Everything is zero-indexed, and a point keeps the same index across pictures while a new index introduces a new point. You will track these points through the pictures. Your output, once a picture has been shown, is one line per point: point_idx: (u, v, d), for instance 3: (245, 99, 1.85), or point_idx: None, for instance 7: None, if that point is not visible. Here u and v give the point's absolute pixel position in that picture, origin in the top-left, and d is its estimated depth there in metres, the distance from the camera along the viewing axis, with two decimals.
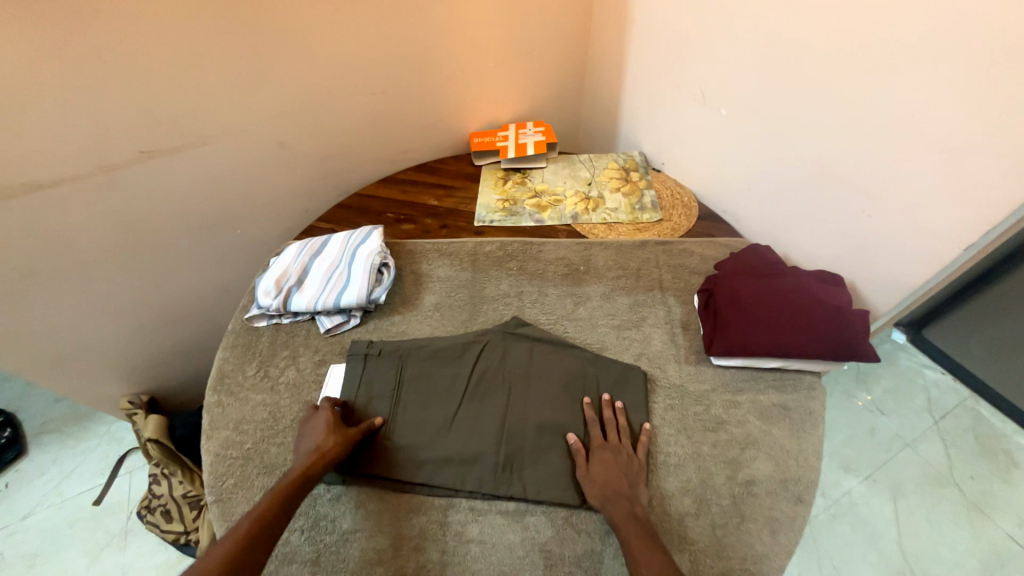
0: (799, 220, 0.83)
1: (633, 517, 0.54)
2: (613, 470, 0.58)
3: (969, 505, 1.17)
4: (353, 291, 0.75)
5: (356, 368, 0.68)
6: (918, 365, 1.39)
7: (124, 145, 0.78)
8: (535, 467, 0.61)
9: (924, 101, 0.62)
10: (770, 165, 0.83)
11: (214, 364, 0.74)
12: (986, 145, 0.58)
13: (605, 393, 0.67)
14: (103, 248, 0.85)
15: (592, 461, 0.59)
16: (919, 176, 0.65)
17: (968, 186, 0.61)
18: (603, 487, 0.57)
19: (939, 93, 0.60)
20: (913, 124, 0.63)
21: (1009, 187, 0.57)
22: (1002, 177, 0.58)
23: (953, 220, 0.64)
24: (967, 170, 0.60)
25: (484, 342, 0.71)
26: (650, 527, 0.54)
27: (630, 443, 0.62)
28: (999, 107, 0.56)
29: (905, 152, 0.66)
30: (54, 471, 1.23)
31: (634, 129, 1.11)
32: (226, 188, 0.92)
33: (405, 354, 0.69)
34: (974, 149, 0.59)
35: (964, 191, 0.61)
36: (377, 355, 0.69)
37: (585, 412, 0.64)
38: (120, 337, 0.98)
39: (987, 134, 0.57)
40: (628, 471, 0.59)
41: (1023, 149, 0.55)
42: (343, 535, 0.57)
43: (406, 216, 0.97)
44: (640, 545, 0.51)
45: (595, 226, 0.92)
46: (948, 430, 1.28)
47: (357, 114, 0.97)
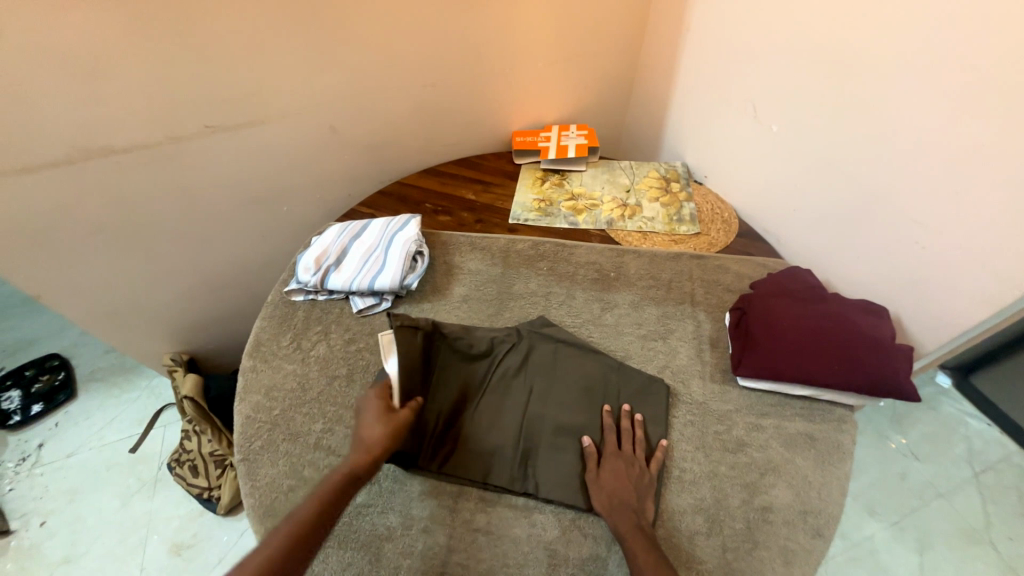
0: (845, 247, 0.80)
1: (639, 529, 0.54)
2: (626, 480, 0.58)
3: (1006, 568, 1.09)
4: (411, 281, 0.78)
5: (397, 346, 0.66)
6: (962, 413, 1.31)
7: (192, 119, 0.83)
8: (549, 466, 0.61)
9: (994, 133, 0.58)
10: (820, 187, 0.80)
11: (252, 331, 0.78)
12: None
13: (626, 403, 0.66)
14: (164, 213, 0.91)
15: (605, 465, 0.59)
16: (982, 211, 0.62)
17: None
18: (611, 496, 0.57)
19: (1013, 126, 0.57)
20: (980, 156, 0.60)
21: None
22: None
23: (1015, 261, 0.60)
24: None
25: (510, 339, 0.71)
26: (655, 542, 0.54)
27: (643, 457, 0.61)
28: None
29: (967, 186, 0.62)
30: (97, 416, 1.32)
31: (679, 140, 1.09)
32: (278, 167, 0.96)
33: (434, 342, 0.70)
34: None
35: None
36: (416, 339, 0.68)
37: (603, 418, 0.64)
38: (169, 298, 1.04)
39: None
40: (638, 484, 0.58)
41: None
42: (356, 508, 0.59)
43: (443, 208, 0.99)
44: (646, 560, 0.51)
45: (630, 234, 0.92)
46: (989, 485, 1.20)
47: (407, 106, 1.00)
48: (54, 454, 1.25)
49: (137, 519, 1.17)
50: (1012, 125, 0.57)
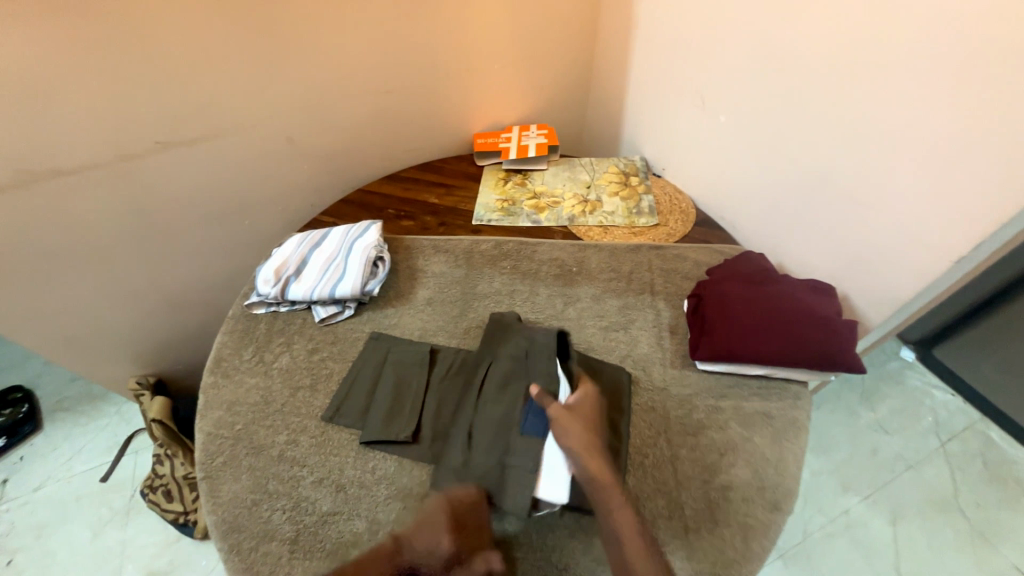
0: (794, 230, 0.83)
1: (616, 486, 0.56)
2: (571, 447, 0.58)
3: (973, 531, 1.14)
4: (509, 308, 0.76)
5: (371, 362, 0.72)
6: (925, 385, 1.36)
7: (143, 136, 0.82)
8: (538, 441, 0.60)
9: (921, 114, 0.62)
10: (767, 174, 0.84)
11: (213, 347, 0.77)
12: (982, 161, 0.58)
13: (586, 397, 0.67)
14: (120, 234, 0.89)
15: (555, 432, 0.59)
16: (916, 189, 0.65)
17: (960, 200, 0.61)
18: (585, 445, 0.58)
19: (937, 106, 0.60)
20: (913, 137, 0.63)
21: (995, 203, 0.58)
22: (999, 192, 0.57)
23: (944, 235, 0.63)
24: (958, 183, 0.60)
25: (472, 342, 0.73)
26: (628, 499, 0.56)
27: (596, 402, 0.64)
28: (995, 122, 0.55)
29: (902, 165, 0.65)
30: (65, 447, 1.28)
31: (636, 135, 1.11)
32: (237, 180, 0.95)
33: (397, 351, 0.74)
34: (971, 164, 0.59)
35: (954, 204, 0.61)
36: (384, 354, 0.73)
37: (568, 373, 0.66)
38: (131, 320, 1.01)
39: (985, 148, 0.57)
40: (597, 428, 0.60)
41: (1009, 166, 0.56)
42: (322, 517, 0.59)
43: (406, 212, 0.99)
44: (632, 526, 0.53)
45: (592, 228, 0.93)
46: (954, 453, 1.25)
47: (364, 113, 1.00)
48: (20, 490, 1.21)
49: (111, 550, 1.14)
50: (937, 106, 0.60)
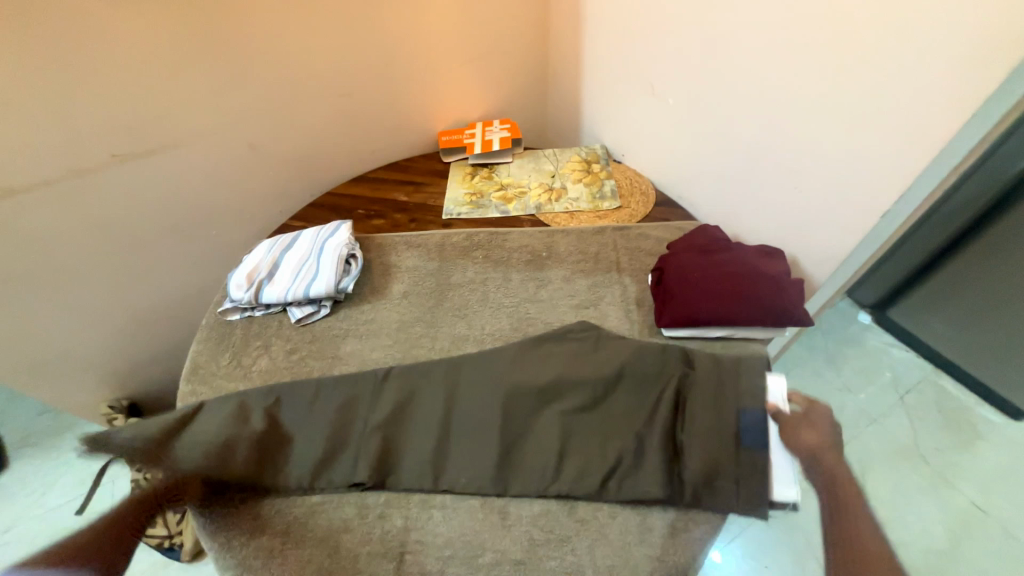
0: (744, 201, 0.88)
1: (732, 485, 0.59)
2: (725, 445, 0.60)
3: (936, 476, 1.24)
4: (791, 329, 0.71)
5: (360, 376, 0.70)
6: (884, 344, 1.45)
7: (96, 149, 0.80)
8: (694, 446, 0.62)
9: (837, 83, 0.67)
10: (715, 147, 0.89)
11: (188, 356, 0.76)
12: (902, 124, 0.63)
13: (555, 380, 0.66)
14: (79, 252, 0.87)
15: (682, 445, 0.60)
16: (847, 152, 0.70)
17: (877, 160, 0.67)
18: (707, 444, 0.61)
19: (859, 79, 0.65)
20: (839, 103, 0.69)
21: (905, 160, 0.65)
22: (916, 147, 0.63)
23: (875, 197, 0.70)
24: (873, 146, 0.67)
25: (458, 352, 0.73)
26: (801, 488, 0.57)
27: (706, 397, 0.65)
28: (910, 84, 0.61)
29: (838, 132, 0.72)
30: (36, 484, 1.23)
31: (595, 123, 1.16)
32: (200, 190, 0.95)
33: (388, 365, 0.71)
34: (890, 124, 0.64)
35: (872, 163, 0.68)
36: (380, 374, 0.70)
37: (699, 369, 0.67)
38: (99, 342, 0.99)
39: (901, 106, 0.63)
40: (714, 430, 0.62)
41: (913, 127, 0.62)
42: (313, 507, 0.60)
43: (376, 212, 1.00)
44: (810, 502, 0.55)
45: (558, 215, 0.97)
46: (913, 404, 1.35)
47: (327, 116, 1.02)
48: None
49: None
50: (855, 76, 0.66)
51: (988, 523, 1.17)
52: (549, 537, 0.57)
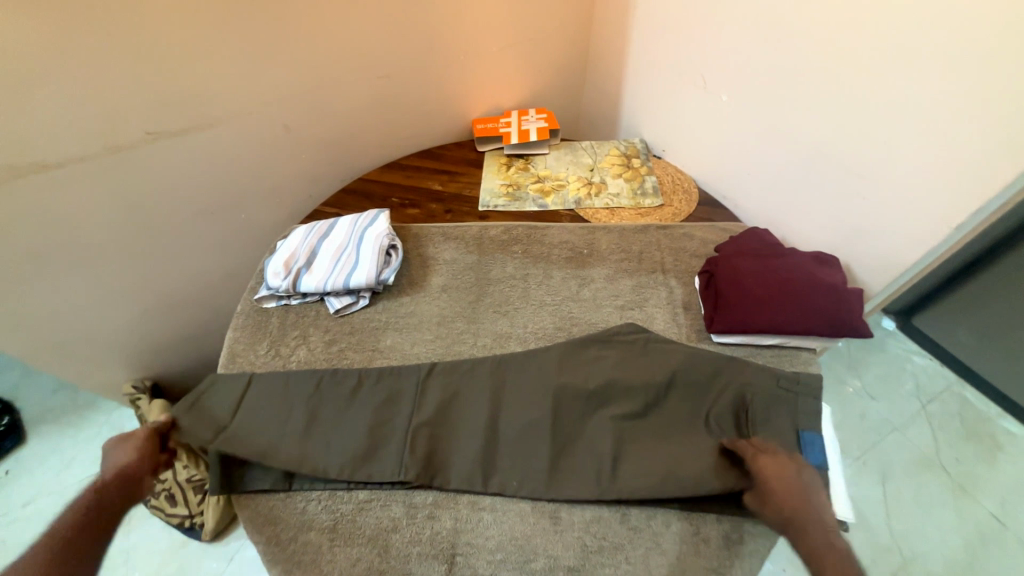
0: (795, 205, 0.85)
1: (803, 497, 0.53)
2: (791, 474, 0.55)
3: (955, 485, 1.22)
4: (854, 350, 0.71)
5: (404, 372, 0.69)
6: (906, 352, 1.43)
7: (132, 125, 0.78)
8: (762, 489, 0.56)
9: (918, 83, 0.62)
10: (768, 147, 0.85)
11: (225, 343, 0.75)
12: (985, 137, 0.60)
13: (606, 385, 0.65)
14: (109, 231, 0.85)
15: (760, 464, 0.55)
16: (921, 159, 0.67)
17: (952, 174, 0.64)
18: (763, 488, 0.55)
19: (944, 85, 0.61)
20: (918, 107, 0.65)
21: (986, 174, 0.61)
22: (1002, 159, 0.59)
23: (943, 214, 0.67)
24: (948, 159, 0.64)
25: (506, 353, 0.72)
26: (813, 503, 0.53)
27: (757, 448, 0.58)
28: (1000, 96, 0.57)
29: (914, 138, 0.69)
30: (55, 459, 1.24)
31: (634, 117, 1.12)
32: (234, 171, 0.92)
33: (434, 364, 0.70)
34: (974, 131, 0.60)
35: (946, 176, 0.65)
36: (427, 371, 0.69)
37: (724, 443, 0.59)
38: (124, 323, 0.98)
39: (993, 111, 0.58)
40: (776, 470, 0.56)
41: (996, 141, 0.59)
42: (359, 504, 0.59)
43: (410, 201, 0.98)
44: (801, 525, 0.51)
45: (598, 211, 0.94)
46: (935, 414, 1.33)
47: (362, 100, 0.99)
48: (10, 504, 1.17)
49: (114, 559, 1.12)
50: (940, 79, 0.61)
51: (1004, 535, 1.15)
52: (602, 544, 0.56)
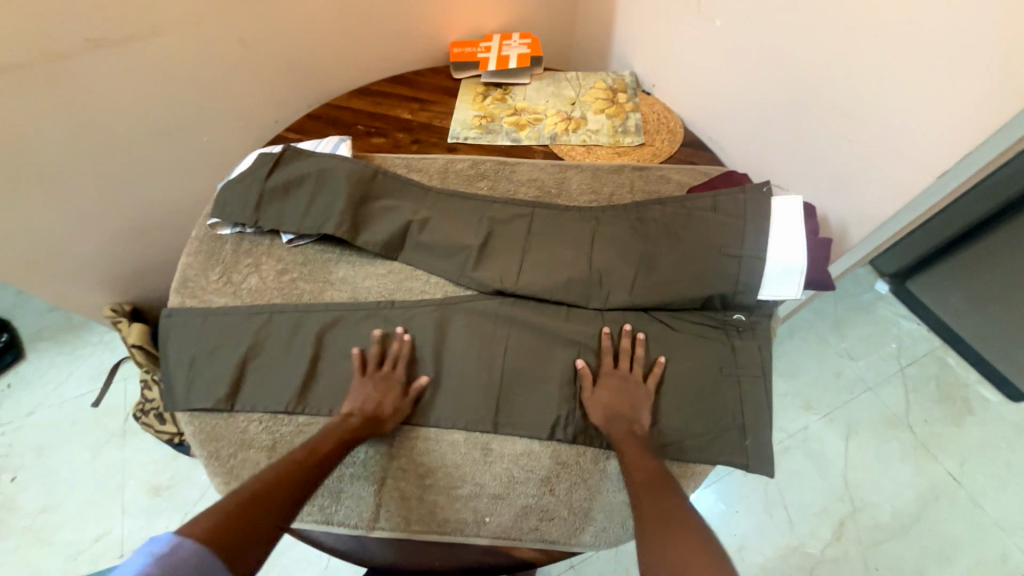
0: (780, 152, 0.79)
1: (631, 433, 0.58)
2: (633, 394, 0.61)
3: (918, 444, 1.24)
4: (772, 297, 0.64)
5: (353, 308, 0.70)
6: (895, 314, 1.41)
7: (68, 29, 0.72)
8: (618, 406, 0.60)
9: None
10: (759, 80, 0.78)
11: (179, 268, 0.74)
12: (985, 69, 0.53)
13: (539, 328, 0.67)
14: (63, 150, 0.82)
15: (602, 384, 0.62)
16: (919, 97, 0.59)
17: (945, 114, 0.58)
18: (607, 409, 0.60)
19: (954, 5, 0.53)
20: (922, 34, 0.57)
21: (983, 112, 0.55)
22: (997, 96, 0.53)
23: (927, 158, 0.61)
24: (943, 94, 0.57)
25: (456, 299, 0.70)
26: (646, 443, 0.58)
27: (641, 373, 0.63)
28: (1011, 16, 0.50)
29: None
30: (52, 374, 1.31)
31: (626, 46, 1.03)
32: (189, 89, 0.87)
33: (378, 306, 0.69)
34: (976, 69, 0.54)
35: (943, 115, 0.58)
36: (372, 307, 0.69)
37: (601, 341, 0.65)
38: (93, 247, 0.97)
39: (1003, 41, 0.51)
40: (634, 397, 0.61)
41: (996, 72, 0.52)
42: (298, 427, 0.64)
43: (377, 129, 0.92)
44: (634, 453, 0.56)
45: (574, 148, 0.89)
46: (911, 376, 1.32)
47: (323, 12, 0.90)
48: (13, 413, 1.25)
49: (111, 466, 1.20)
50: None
51: (956, 492, 1.19)
52: (528, 476, 0.60)
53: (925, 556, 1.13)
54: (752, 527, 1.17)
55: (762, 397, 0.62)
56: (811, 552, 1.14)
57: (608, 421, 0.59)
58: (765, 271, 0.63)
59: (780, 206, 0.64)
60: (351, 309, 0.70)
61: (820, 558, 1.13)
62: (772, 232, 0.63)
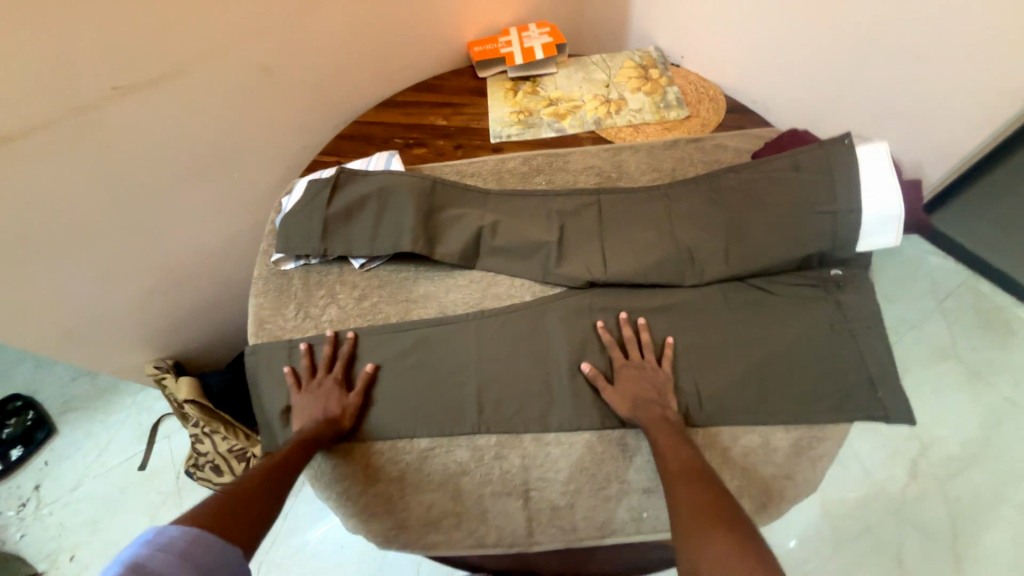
0: (850, 98, 0.83)
1: (664, 419, 0.57)
2: (650, 382, 0.60)
3: (971, 373, 1.26)
4: (869, 248, 0.64)
5: (446, 324, 0.67)
6: (923, 253, 1.39)
7: (93, 80, 0.68)
8: (639, 395, 0.59)
9: None
10: (814, 44, 0.81)
11: (249, 311, 0.71)
12: None
13: (638, 314, 0.66)
14: (96, 207, 0.77)
15: (622, 375, 0.61)
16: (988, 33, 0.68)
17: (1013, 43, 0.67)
18: (633, 400, 0.59)
19: None
20: None
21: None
22: None
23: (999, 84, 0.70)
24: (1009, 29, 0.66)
25: (550, 299, 0.68)
26: (678, 428, 0.58)
27: (653, 358, 0.63)
28: None
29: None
30: (91, 444, 1.25)
31: (648, 22, 1.01)
32: (217, 126, 0.83)
33: (473, 318, 0.67)
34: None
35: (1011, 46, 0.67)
36: (461, 320, 0.67)
37: (602, 335, 0.64)
38: (133, 304, 0.93)
39: None
40: (654, 383, 0.60)
41: None
42: (422, 454, 0.61)
43: (415, 139, 0.90)
44: (668, 442, 0.55)
45: (621, 130, 0.87)
46: (951, 309, 1.33)
47: (343, 28, 0.87)
48: (58, 491, 1.19)
49: None
50: None
51: (1016, 413, 1.21)
52: None
53: (998, 480, 1.15)
54: (829, 480, 1.18)
55: (880, 348, 0.62)
56: (889, 494, 1.15)
57: (636, 410, 0.58)
58: (861, 223, 0.63)
59: (864, 155, 0.64)
60: (439, 324, 0.67)
61: (901, 499, 1.14)
62: (863, 182, 0.63)
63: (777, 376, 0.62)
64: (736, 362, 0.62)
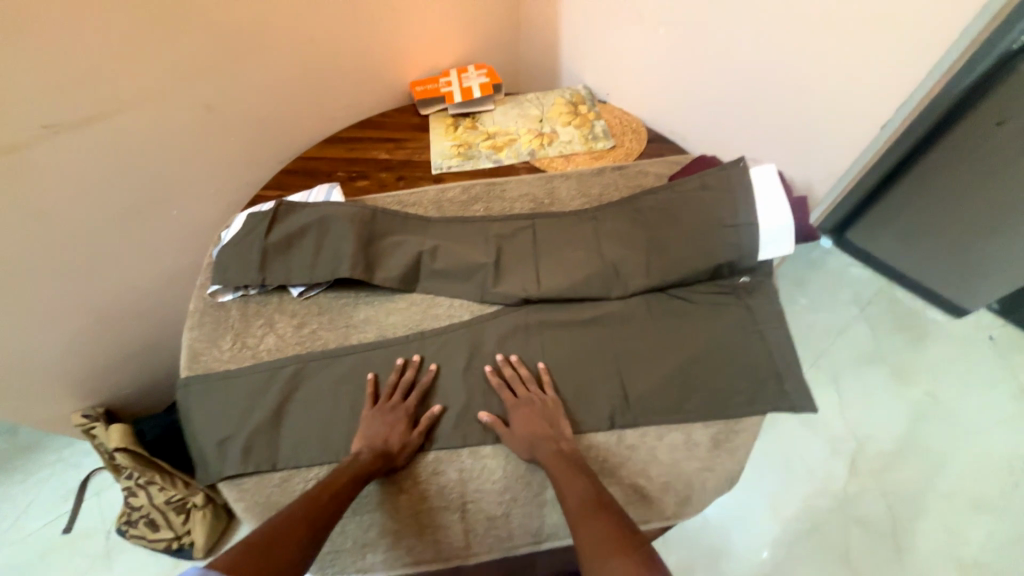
0: (748, 126, 0.93)
1: (559, 454, 0.59)
2: (539, 420, 0.61)
3: (894, 372, 1.37)
4: (769, 256, 0.70)
5: (387, 348, 0.69)
6: (844, 265, 1.52)
7: (24, 119, 0.68)
8: (536, 433, 0.60)
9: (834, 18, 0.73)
10: (711, 86, 0.91)
11: (183, 344, 0.70)
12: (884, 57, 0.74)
13: (565, 330, 0.70)
14: (24, 248, 0.75)
15: (517, 414, 0.62)
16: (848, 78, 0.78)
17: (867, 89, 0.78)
18: (529, 438, 0.60)
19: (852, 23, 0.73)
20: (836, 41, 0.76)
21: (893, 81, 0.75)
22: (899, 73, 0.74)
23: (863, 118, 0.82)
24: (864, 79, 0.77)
25: (486, 317, 0.71)
26: (575, 459, 0.59)
27: (539, 389, 0.65)
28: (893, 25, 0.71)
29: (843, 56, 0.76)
30: (7, 508, 1.14)
31: (575, 63, 1.11)
32: (157, 163, 0.84)
33: (413, 341, 0.69)
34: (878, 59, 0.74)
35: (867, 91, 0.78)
36: (401, 343, 0.69)
37: (490, 377, 0.66)
38: (61, 348, 0.89)
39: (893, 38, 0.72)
40: (547, 416, 0.62)
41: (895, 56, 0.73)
42: None
43: (359, 172, 0.94)
44: (565, 476, 0.56)
45: (553, 159, 0.95)
46: (872, 314, 1.45)
47: (286, 69, 0.91)
48: None
49: None
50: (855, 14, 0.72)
51: (937, 407, 1.32)
52: (603, 467, 0.63)
53: (927, 472, 1.23)
54: (779, 485, 1.22)
55: (786, 346, 0.68)
56: (834, 494, 1.21)
57: (534, 449, 0.59)
58: (760, 234, 0.70)
59: (757, 175, 0.73)
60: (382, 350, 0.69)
61: (844, 497, 1.20)
62: (757, 199, 0.70)
63: (698, 378, 0.67)
64: (661, 367, 0.67)
